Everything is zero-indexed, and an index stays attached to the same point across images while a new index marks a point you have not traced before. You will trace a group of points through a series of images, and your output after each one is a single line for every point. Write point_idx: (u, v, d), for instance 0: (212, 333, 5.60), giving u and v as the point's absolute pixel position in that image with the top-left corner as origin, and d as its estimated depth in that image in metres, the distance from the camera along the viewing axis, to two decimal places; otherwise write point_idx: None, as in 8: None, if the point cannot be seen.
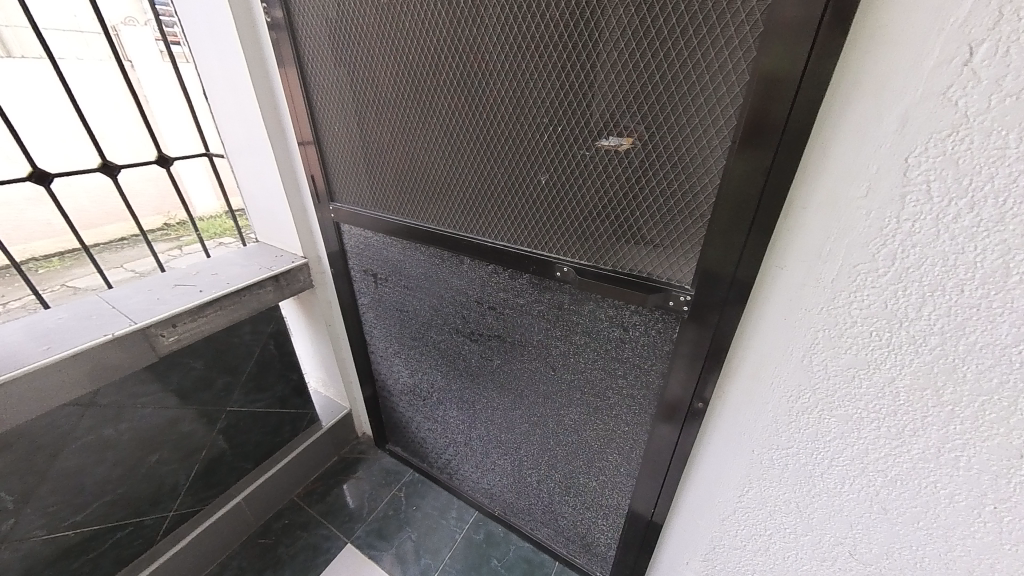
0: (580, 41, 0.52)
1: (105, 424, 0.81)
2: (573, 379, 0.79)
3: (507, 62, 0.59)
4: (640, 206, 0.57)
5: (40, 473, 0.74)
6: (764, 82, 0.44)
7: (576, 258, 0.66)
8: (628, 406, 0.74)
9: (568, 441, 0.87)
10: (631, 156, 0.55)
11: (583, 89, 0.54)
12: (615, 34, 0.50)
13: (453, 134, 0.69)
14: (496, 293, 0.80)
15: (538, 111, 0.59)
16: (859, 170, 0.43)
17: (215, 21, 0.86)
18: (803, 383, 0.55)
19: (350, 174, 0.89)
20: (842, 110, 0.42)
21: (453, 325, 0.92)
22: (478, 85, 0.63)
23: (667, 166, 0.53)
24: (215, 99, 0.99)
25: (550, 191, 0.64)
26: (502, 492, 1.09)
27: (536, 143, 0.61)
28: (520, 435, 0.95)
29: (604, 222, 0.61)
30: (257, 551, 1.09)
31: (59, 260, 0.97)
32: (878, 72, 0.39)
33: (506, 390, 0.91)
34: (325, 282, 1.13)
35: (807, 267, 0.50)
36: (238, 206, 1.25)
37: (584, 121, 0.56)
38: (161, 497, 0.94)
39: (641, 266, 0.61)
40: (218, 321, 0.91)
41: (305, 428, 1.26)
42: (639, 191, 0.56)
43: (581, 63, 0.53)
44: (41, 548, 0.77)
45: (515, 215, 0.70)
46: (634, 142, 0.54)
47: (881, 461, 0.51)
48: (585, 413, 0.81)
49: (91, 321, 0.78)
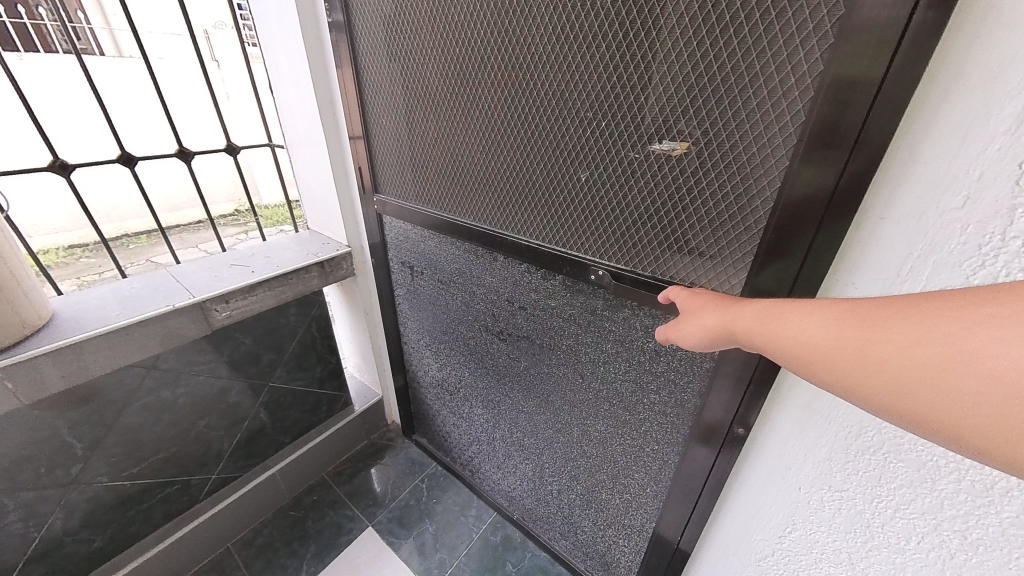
0: (631, 31, 0.49)
1: (163, 388, 0.88)
2: (602, 388, 0.75)
3: (553, 54, 0.57)
4: (685, 209, 0.52)
5: (108, 425, 0.82)
6: (843, 74, 0.38)
7: (612, 261, 0.63)
8: (659, 422, 0.70)
9: (593, 453, 0.83)
10: (678, 156, 0.51)
11: (634, 85, 0.51)
12: (670, 23, 0.46)
13: (495, 128, 0.68)
14: (528, 293, 0.79)
15: (581, 105, 0.57)
16: (955, 177, 0.37)
17: (283, 21, 0.91)
18: (866, 419, 0.48)
19: (395, 167, 0.90)
20: (937, 107, 0.36)
21: (483, 322, 0.91)
22: (522, 78, 0.61)
23: (721, 170, 0.48)
24: (279, 94, 1.05)
25: (589, 189, 0.61)
26: (522, 497, 1.07)
27: (578, 138, 0.59)
28: (543, 440, 0.92)
29: (644, 224, 0.57)
30: (288, 522, 1.15)
31: (146, 238, 1.11)
32: (988, 60, 0.33)
33: (532, 393, 0.89)
34: (365, 272, 1.16)
35: (881, 286, 0.43)
36: (295, 197, 1.33)
37: (633, 120, 0.53)
38: (207, 459, 1.01)
39: (684, 275, 0.56)
40: (266, 300, 0.96)
41: (339, 411, 1.31)
42: (685, 192, 0.52)
43: (631, 54, 0.50)
44: (103, 493, 0.85)
45: (554, 216, 0.68)
46: (687, 143, 0.50)
47: (960, 521, 0.43)
48: (612, 425, 0.77)
49: (158, 292, 0.85)
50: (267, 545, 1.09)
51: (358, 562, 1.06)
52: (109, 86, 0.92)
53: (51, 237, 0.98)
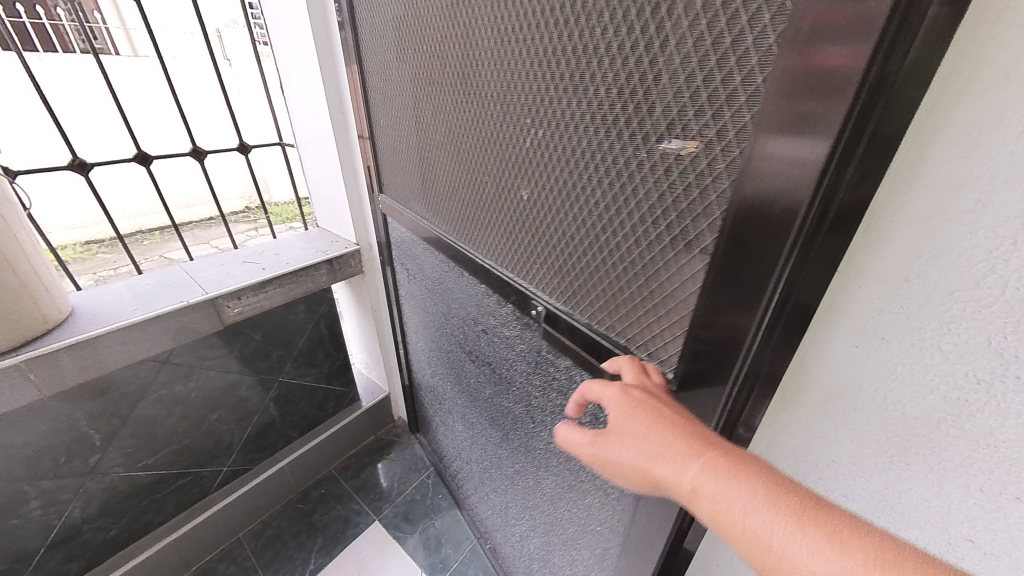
0: (577, 50, 0.45)
1: (177, 381, 0.91)
2: (550, 440, 0.73)
3: (515, 72, 0.54)
4: (623, 250, 0.48)
5: (124, 417, 0.85)
6: (800, 113, 0.30)
7: (563, 296, 0.59)
8: (597, 496, 0.64)
9: (545, 505, 0.81)
10: (617, 191, 0.46)
11: (592, 104, 0.46)
12: (610, 42, 0.42)
13: (469, 146, 0.67)
14: (488, 317, 0.79)
15: (537, 128, 0.53)
16: (967, 181, 0.36)
17: (296, 24, 0.92)
18: (872, 425, 0.47)
19: (397, 169, 0.91)
20: (949, 112, 0.35)
21: (459, 340, 0.92)
22: (490, 96, 0.59)
23: (663, 216, 0.43)
24: (290, 93, 1.06)
25: (545, 217, 0.58)
26: (494, 521, 1.04)
27: (534, 163, 0.56)
28: (507, 473, 0.91)
29: (589, 262, 0.53)
30: (296, 515, 1.17)
31: (159, 234, 1.17)
32: (1003, 63, 0.32)
33: (497, 422, 0.89)
34: (374, 270, 1.18)
35: (888, 290, 0.42)
36: (304, 195, 1.34)
37: (587, 147, 0.48)
38: (218, 452, 1.03)
39: (620, 322, 0.52)
40: (276, 297, 0.98)
41: (347, 406, 1.33)
42: (624, 232, 0.47)
43: (576, 75, 0.46)
44: (119, 482, 0.88)
45: (515, 239, 0.65)
46: (626, 178, 0.44)
47: (965, 525, 0.41)
48: (561, 483, 0.73)
49: (171, 288, 0.87)
50: (275, 537, 1.11)
51: (365, 556, 1.08)
52: (126, 86, 0.94)
53: (70, 233, 1.01)
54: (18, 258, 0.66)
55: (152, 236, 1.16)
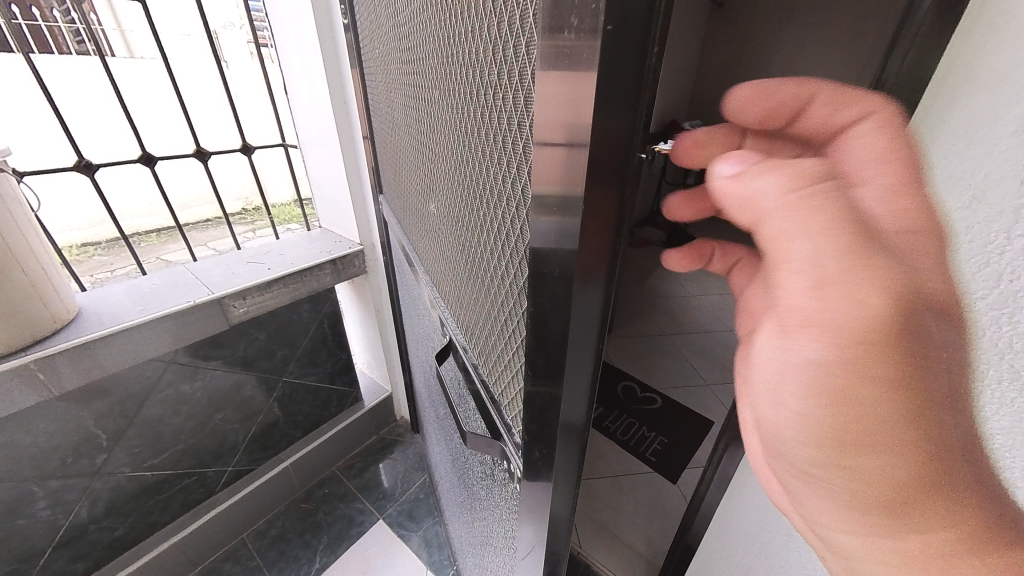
0: (450, 89, 0.44)
1: (182, 381, 0.91)
2: (474, 475, 0.70)
3: (425, 104, 0.53)
4: (492, 300, 0.46)
5: (130, 417, 0.85)
6: (565, 136, 0.25)
7: (466, 337, 0.57)
8: (502, 540, 0.61)
9: (476, 536, 0.78)
10: (484, 238, 0.44)
11: (460, 138, 0.44)
12: (464, 85, 0.40)
13: (414, 169, 0.67)
14: (437, 342, 0.79)
15: (441, 163, 0.52)
16: None
17: (300, 26, 0.93)
18: None
19: (388, 172, 0.90)
20: None
21: (427, 354, 0.92)
22: (417, 123, 0.58)
23: (503, 265, 0.41)
24: (294, 95, 1.07)
25: (455, 254, 0.56)
26: (456, 542, 0.98)
27: (444, 198, 0.55)
28: (455, 499, 0.89)
29: (476, 307, 0.51)
30: (299, 515, 1.17)
31: (156, 235, 1.16)
32: None
33: (449, 444, 0.88)
34: (377, 270, 1.18)
35: None
36: (306, 195, 1.35)
37: (461, 180, 0.47)
38: (223, 451, 1.04)
39: (494, 373, 0.50)
40: (281, 297, 0.99)
41: (349, 406, 1.33)
42: (491, 281, 0.45)
43: (451, 115, 0.44)
44: (125, 482, 0.88)
45: (440, 267, 0.64)
46: (487, 226, 0.43)
47: None
48: (482, 519, 0.70)
49: (177, 289, 0.88)
50: (280, 536, 1.12)
51: (369, 554, 1.09)
52: (129, 88, 0.95)
53: (70, 234, 1.01)
54: (27, 258, 0.66)
55: (150, 238, 1.16)
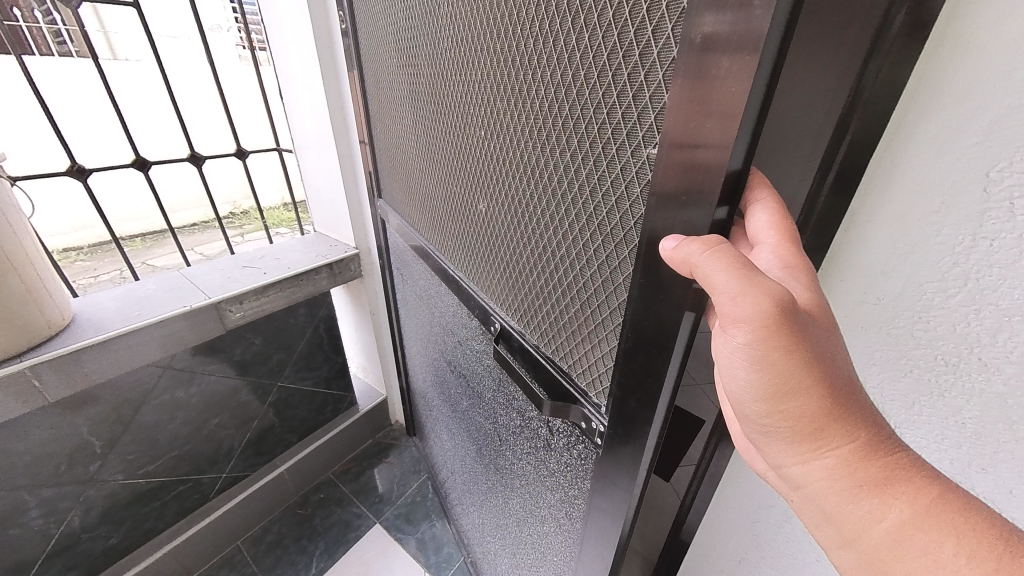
0: (520, 70, 0.43)
1: (178, 387, 0.90)
2: (516, 459, 0.72)
3: (472, 89, 0.52)
4: (563, 280, 0.47)
5: (126, 423, 0.84)
6: (689, 140, 0.29)
7: (520, 320, 0.58)
8: (558, 518, 0.62)
9: (515, 523, 0.79)
10: (558, 219, 0.45)
11: (538, 128, 0.44)
12: (547, 64, 0.40)
13: (444, 157, 0.66)
14: (463, 332, 0.80)
15: (493, 147, 0.52)
16: (932, 185, 0.39)
17: (298, 32, 0.94)
18: None
19: (391, 174, 0.91)
20: (916, 125, 0.39)
21: (443, 348, 0.93)
22: (456, 110, 0.58)
23: (586, 243, 0.42)
24: (290, 100, 1.08)
25: (505, 239, 0.56)
26: (473, 535, 0.99)
27: (493, 183, 0.54)
28: (485, 488, 0.90)
29: (537, 289, 0.52)
30: (295, 520, 1.17)
31: (141, 240, 1.12)
32: (959, 80, 0.36)
33: (475, 434, 0.88)
34: (373, 273, 1.19)
35: (866, 284, 0.46)
36: (300, 198, 1.34)
37: (534, 173, 0.47)
38: (218, 457, 1.03)
39: (565, 352, 0.51)
40: (278, 301, 0.99)
41: (345, 410, 1.33)
42: (564, 261, 0.46)
43: (521, 96, 0.44)
44: (119, 490, 0.87)
45: (482, 259, 0.64)
46: (563, 206, 0.43)
47: None
48: (527, 502, 0.71)
49: (173, 294, 0.87)
50: (276, 542, 1.11)
51: (367, 558, 1.09)
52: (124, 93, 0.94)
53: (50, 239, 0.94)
54: (23, 263, 0.66)
55: (134, 243, 1.12)
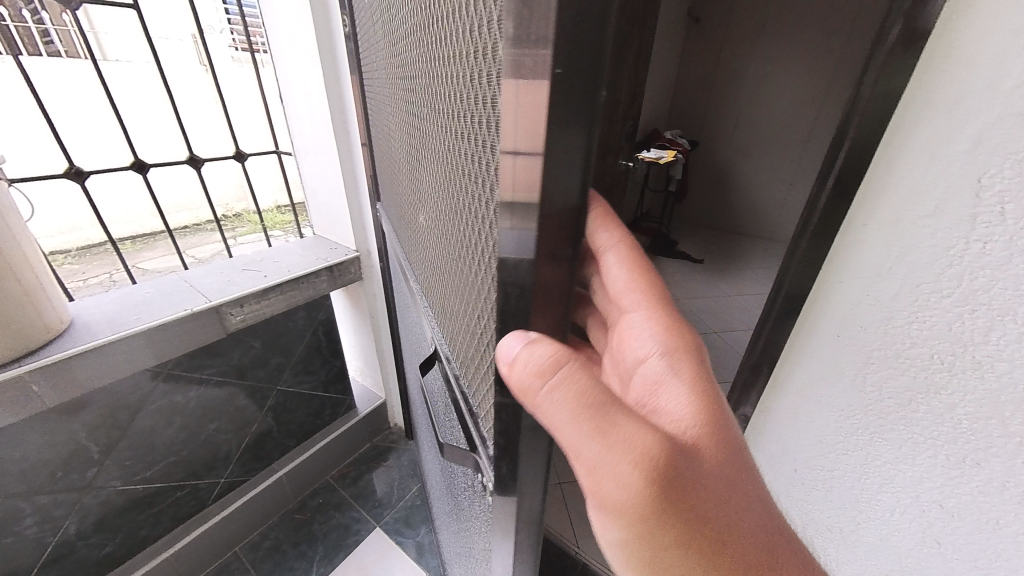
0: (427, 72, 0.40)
1: (176, 391, 0.90)
2: (457, 493, 0.68)
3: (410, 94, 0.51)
4: (464, 309, 0.42)
5: (123, 429, 0.84)
6: (510, 148, 0.24)
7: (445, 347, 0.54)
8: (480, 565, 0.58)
9: (461, 552, 0.76)
10: (456, 241, 0.40)
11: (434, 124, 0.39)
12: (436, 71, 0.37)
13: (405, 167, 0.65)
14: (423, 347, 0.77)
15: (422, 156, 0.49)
16: (925, 189, 0.41)
17: (299, 37, 0.94)
18: (852, 404, 0.52)
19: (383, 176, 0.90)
20: (909, 131, 0.41)
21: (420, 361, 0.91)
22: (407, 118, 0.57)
23: (471, 275, 0.36)
24: (290, 104, 1.08)
25: (434, 257, 0.53)
26: (444, 549, 0.97)
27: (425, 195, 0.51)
28: (445, 509, 0.87)
29: (452, 315, 0.47)
30: (294, 525, 1.15)
31: (133, 243, 1.05)
32: (949, 90, 0.38)
33: (435, 455, 0.86)
34: (372, 277, 1.19)
35: (863, 285, 0.48)
36: (300, 199, 1.32)
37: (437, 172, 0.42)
38: (216, 462, 1.02)
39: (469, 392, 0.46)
40: (278, 304, 0.98)
41: (344, 414, 1.33)
42: (462, 289, 0.41)
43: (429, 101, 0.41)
44: (116, 497, 0.86)
45: (425, 264, 0.60)
46: (457, 225, 0.38)
47: (935, 492, 0.45)
48: (465, 537, 0.68)
49: (173, 297, 0.87)
50: (274, 548, 1.10)
51: (367, 562, 1.08)
52: None
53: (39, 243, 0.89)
54: (21, 266, 0.65)
55: (126, 246, 1.04)
